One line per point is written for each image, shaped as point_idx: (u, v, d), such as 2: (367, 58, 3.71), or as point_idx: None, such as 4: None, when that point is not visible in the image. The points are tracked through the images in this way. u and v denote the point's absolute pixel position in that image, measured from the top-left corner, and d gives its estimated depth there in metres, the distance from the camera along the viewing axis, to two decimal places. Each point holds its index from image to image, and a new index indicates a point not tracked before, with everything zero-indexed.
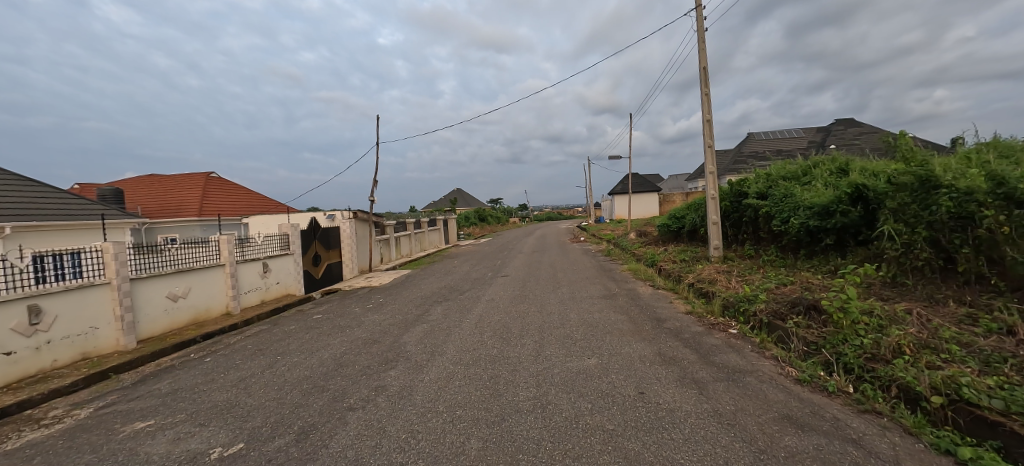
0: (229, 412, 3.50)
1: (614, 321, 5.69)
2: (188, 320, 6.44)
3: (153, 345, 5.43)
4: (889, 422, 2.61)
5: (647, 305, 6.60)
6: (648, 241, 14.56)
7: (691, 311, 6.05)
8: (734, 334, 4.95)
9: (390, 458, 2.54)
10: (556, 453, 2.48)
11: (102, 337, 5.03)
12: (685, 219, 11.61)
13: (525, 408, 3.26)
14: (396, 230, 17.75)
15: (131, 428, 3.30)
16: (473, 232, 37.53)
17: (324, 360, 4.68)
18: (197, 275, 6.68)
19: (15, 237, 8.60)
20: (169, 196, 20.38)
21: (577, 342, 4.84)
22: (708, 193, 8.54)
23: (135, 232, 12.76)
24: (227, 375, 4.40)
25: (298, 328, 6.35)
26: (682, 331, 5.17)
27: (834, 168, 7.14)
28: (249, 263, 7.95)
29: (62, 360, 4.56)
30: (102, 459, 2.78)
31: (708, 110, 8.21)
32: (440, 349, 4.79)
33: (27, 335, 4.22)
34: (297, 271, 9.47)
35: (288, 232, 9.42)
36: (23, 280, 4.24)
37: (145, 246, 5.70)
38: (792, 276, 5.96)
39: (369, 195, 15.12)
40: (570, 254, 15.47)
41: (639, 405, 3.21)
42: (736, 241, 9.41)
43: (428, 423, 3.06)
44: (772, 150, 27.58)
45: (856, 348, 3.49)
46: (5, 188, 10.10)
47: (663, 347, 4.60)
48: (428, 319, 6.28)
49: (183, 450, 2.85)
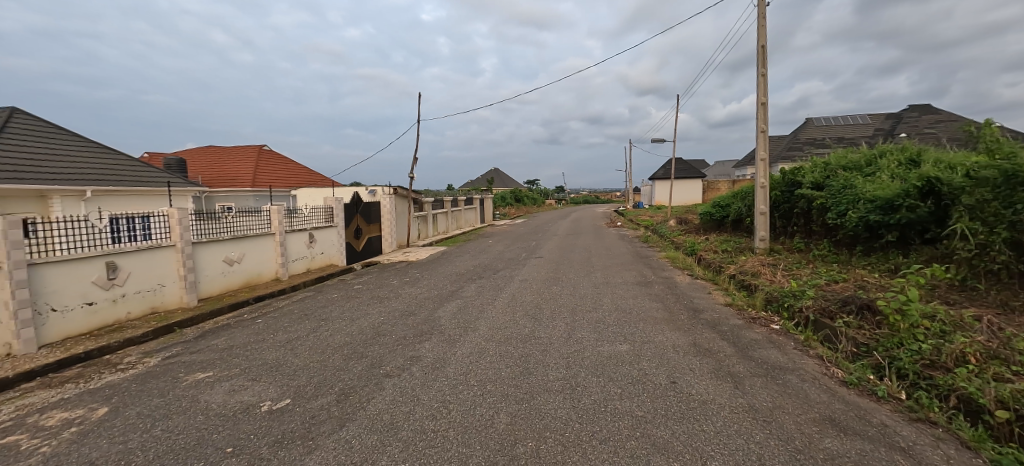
0: (278, 370, 3.78)
1: (649, 309, 5.56)
2: (242, 282, 6.91)
3: (211, 304, 5.90)
4: (944, 433, 2.43)
5: (683, 294, 6.40)
6: (688, 229, 14.01)
7: (731, 303, 5.82)
8: (777, 330, 4.73)
9: (423, 424, 2.69)
10: (583, 434, 2.51)
11: (168, 294, 5.50)
12: (730, 208, 11.06)
13: (554, 388, 3.30)
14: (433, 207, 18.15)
15: (193, 378, 3.65)
16: (510, 213, 37.84)
17: (363, 328, 4.91)
18: (250, 242, 7.12)
19: (94, 200, 9.77)
20: (226, 166, 21.77)
21: (609, 327, 4.79)
22: (756, 181, 8.04)
23: (196, 198, 13.74)
24: (276, 336, 4.70)
25: (339, 296, 6.69)
26: (720, 323, 4.99)
27: (903, 159, 6.53)
28: (296, 233, 8.37)
29: (134, 313, 5.06)
30: (166, 406, 3.13)
31: (764, 90, 7.63)
32: (473, 325, 4.89)
33: (105, 288, 4.71)
34: (340, 243, 9.93)
35: (332, 205, 9.82)
36: (102, 238, 4.71)
37: (204, 213, 6.11)
38: (844, 273, 5.58)
39: (409, 173, 15.49)
40: (605, 238, 15.23)
41: (671, 394, 3.16)
42: (784, 233, 8.82)
43: (460, 395, 3.17)
44: (831, 138, 25.66)
45: (912, 353, 3.24)
46: (93, 151, 11.19)
47: (699, 338, 4.47)
48: (462, 295, 6.42)
49: (237, 401, 3.18)
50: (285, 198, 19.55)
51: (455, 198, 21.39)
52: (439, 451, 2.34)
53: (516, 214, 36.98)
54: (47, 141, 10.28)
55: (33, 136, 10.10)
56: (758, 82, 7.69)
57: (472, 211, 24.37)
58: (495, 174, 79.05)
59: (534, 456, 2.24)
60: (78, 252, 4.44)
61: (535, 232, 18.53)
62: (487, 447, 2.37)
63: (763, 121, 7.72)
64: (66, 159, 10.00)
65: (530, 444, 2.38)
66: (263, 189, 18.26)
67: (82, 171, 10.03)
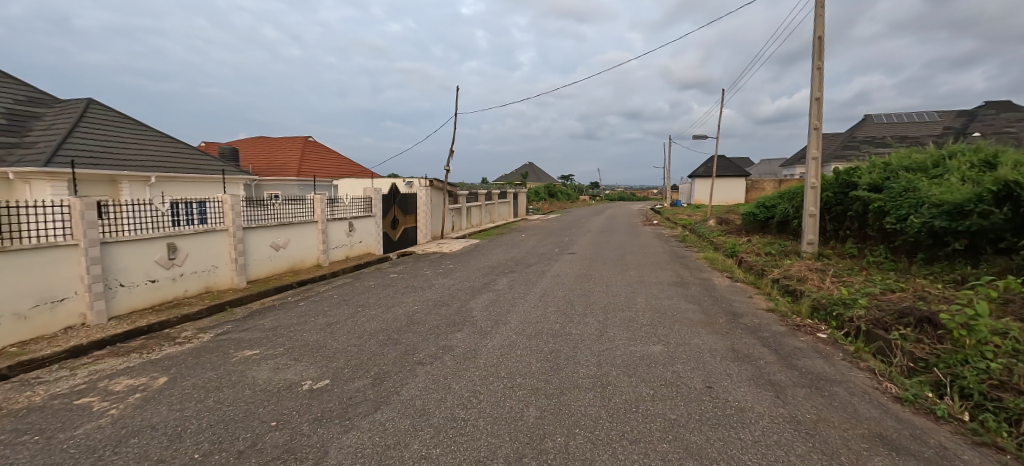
0: (318, 351, 3.96)
1: (685, 311, 5.39)
2: (287, 267, 7.29)
3: (259, 286, 6.25)
4: (1011, 459, 2.20)
5: (722, 297, 6.17)
6: (729, 229, 13.46)
7: (773, 309, 5.55)
8: (823, 339, 4.48)
9: (454, 412, 2.73)
10: (614, 433, 2.47)
11: (221, 275, 5.88)
12: (775, 209, 10.53)
13: (584, 385, 3.27)
14: (468, 200, 18.40)
15: (241, 354, 3.88)
16: (543, 208, 37.77)
17: (397, 315, 5.06)
18: (295, 228, 7.49)
19: (157, 187, 10.59)
20: (275, 156, 22.97)
21: (642, 327, 4.69)
22: (807, 181, 7.62)
23: (247, 187, 14.48)
24: (317, 319, 4.92)
25: (376, 284, 6.91)
26: (760, 328, 4.77)
27: (977, 161, 5.97)
28: (338, 221, 8.71)
29: (191, 291, 5.45)
30: (217, 379, 3.36)
31: (819, 84, 7.18)
32: (504, 318, 4.92)
33: (166, 267, 5.11)
34: (377, 232, 10.24)
35: (371, 196, 10.14)
36: (163, 221, 5.10)
37: (253, 201, 6.45)
38: (902, 282, 5.19)
39: (446, 166, 15.76)
40: (640, 237, 14.91)
41: (706, 399, 3.06)
42: (835, 237, 8.31)
43: (490, 386, 3.20)
44: (893, 136, 23.82)
45: (978, 372, 2.96)
46: (158, 140, 12.09)
47: (738, 343, 4.29)
48: (494, 288, 6.48)
49: (281, 378, 3.36)
50: (328, 188, 20.44)
51: (490, 192, 21.58)
52: (469, 439, 2.38)
53: (549, 210, 36.83)
54: (120, 129, 11.21)
55: (107, 125, 11.04)
56: (812, 76, 7.24)
57: (506, 205, 24.54)
58: (531, 167, 78.98)
59: (563, 452, 2.23)
60: (142, 233, 4.83)
61: (568, 228, 18.41)
62: (516, 439, 2.38)
63: (816, 117, 7.28)
64: (135, 147, 10.87)
65: (559, 439, 2.37)
66: (308, 178, 19.16)
67: (148, 158, 10.84)
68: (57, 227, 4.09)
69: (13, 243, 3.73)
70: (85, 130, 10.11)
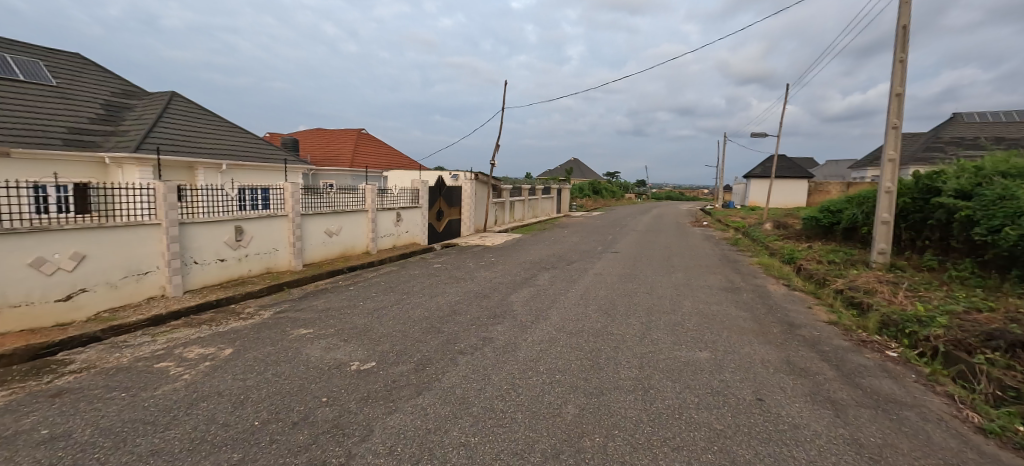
0: (366, 334, 4.15)
1: (735, 318, 5.13)
2: (339, 253, 7.68)
3: (313, 269, 6.64)
4: None
5: (776, 305, 5.81)
6: (788, 234, 12.61)
7: (835, 321, 5.16)
8: (892, 358, 4.10)
9: (492, 404, 2.77)
10: (654, 438, 2.40)
11: (281, 257, 6.30)
12: (841, 215, 9.73)
13: (624, 387, 3.20)
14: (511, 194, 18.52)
15: (297, 332, 4.15)
16: (587, 205, 37.33)
17: (440, 305, 5.19)
18: (348, 216, 7.87)
19: (230, 173, 11.36)
20: (332, 147, 24.29)
21: (687, 332, 4.52)
22: (881, 185, 6.97)
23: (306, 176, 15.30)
24: (365, 304, 5.15)
25: (420, 273, 7.13)
26: (819, 342, 4.45)
27: None
28: (386, 211, 9.06)
29: (254, 271, 5.89)
30: (275, 354, 3.61)
31: (900, 79, 6.55)
32: (544, 314, 4.91)
33: (233, 247, 5.54)
34: (423, 223, 10.54)
35: (418, 187, 10.45)
36: (232, 205, 5.53)
37: (310, 189, 6.84)
38: (992, 301, 4.62)
39: (492, 160, 15.94)
40: (689, 238, 14.34)
41: (756, 412, 2.90)
42: (912, 248, 7.55)
43: (529, 380, 3.22)
44: (988, 138, 21.16)
45: None
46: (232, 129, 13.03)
47: (794, 356, 4.04)
48: (535, 283, 6.50)
49: (331, 358, 3.55)
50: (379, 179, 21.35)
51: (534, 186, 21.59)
52: (506, 431, 2.40)
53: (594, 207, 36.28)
54: (198, 118, 12.28)
55: (189, 115, 12.10)
56: (894, 70, 6.60)
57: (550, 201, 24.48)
58: (574, 163, 78.03)
59: (601, 452, 2.20)
60: (215, 216, 5.27)
61: (613, 226, 18.06)
62: (554, 435, 2.37)
63: (895, 116, 6.65)
64: (210, 135, 11.87)
65: (597, 439, 2.34)
66: (361, 169, 20.10)
67: (221, 146, 11.71)
68: (142, 207, 4.55)
69: (105, 221, 4.21)
70: (170, 120, 11.20)
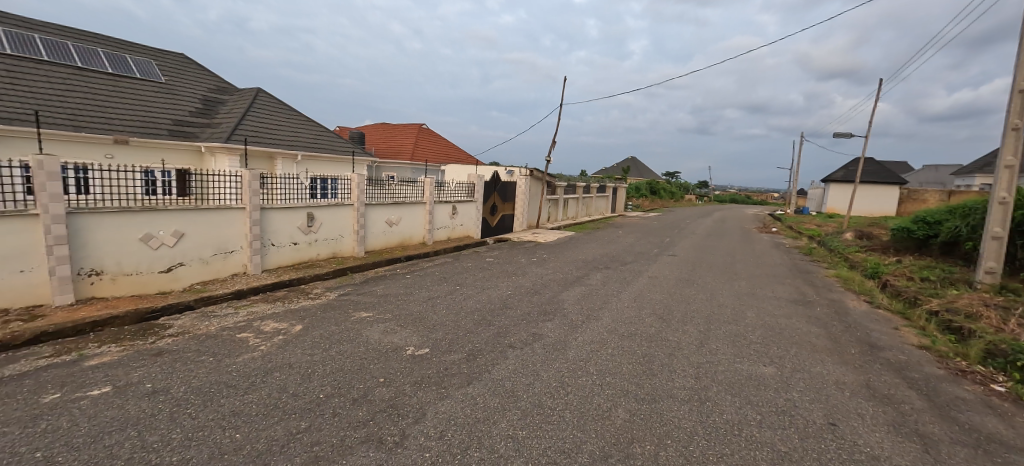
0: (421, 322, 4.33)
1: (805, 333, 4.75)
2: (398, 242, 8.06)
3: (374, 257, 7.02)
4: None
5: (854, 323, 5.30)
6: (873, 245, 11.37)
7: (927, 346, 4.60)
8: (999, 392, 3.57)
9: (541, 400, 2.79)
10: (710, 453, 2.29)
11: (346, 243, 6.73)
12: (941, 226, 8.61)
13: (679, 396, 3.09)
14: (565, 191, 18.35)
15: (359, 315, 4.43)
16: (643, 205, 36.07)
17: (492, 298, 5.30)
18: (407, 208, 8.23)
19: (304, 164, 12.28)
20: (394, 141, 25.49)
21: (750, 345, 4.26)
22: (993, 194, 6.09)
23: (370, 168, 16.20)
24: (420, 292, 5.37)
25: (473, 266, 7.29)
26: (905, 367, 4.00)
27: None
28: (443, 204, 9.36)
29: (322, 255, 6.35)
30: (339, 333, 3.89)
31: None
32: (596, 315, 4.84)
33: (305, 233, 6.01)
34: (477, 217, 10.77)
35: (474, 182, 10.68)
36: (305, 193, 6.00)
37: (374, 180, 7.24)
38: None
39: (547, 156, 15.88)
40: (755, 244, 13.42)
41: (827, 437, 2.68)
42: None
43: (578, 379, 3.20)
44: None
45: None
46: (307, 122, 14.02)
47: (875, 380, 3.66)
48: (587, 282, 6.43)
49: (388, 341, 3.75)
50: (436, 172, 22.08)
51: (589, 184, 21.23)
52: (554, 428, 2.41)
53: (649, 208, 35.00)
54: (280, 112, 13.32)
55: (273, 110, 13.20)
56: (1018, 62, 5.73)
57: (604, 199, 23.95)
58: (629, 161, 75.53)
59: (652, 459, 2.15)
60: (290, 203, 5.74)
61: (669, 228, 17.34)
62: (603, 437, 2.34)
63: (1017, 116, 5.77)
64: (288, 128, 12.85)
65: (648, 446, 2.28)
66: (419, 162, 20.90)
67: (297, 138, 12.65)
68: (231, 193, 5.05)
69: (201, 204, 4.74)
70: (255, 113, 12.36)
